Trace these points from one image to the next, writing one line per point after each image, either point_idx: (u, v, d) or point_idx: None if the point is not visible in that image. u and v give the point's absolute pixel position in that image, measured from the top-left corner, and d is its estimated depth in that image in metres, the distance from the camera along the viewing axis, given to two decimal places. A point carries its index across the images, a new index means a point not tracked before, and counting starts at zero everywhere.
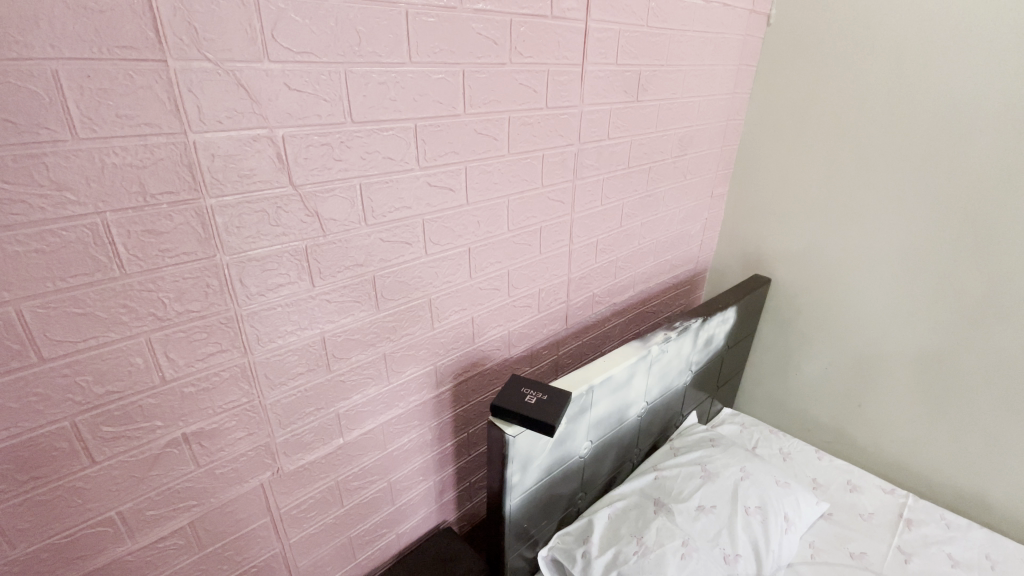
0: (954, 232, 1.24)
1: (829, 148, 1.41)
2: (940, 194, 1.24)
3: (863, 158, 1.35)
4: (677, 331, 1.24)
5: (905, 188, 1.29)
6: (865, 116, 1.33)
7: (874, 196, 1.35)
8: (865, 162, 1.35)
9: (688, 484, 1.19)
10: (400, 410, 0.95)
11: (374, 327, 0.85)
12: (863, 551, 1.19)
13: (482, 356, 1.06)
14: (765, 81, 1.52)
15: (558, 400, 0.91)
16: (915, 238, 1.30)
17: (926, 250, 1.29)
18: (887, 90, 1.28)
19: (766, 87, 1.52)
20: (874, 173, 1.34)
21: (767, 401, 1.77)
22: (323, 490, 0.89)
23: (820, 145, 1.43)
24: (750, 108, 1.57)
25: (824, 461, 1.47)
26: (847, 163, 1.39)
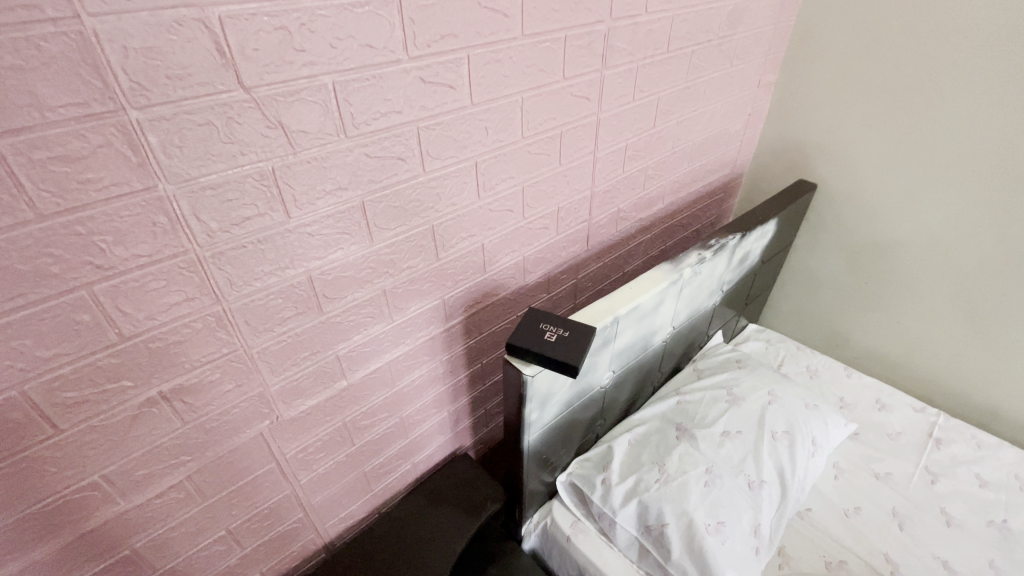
0: None
1: (908, 24, 1.14)
2: None
3: (945, 39, 1.09)
4: (713, 250, 1.10)
5: (998, 70, 1.04)
6: None
7: (954, 89, 1.11)
8: (949, 45, 1.09)
9: (712, 409, 1.15)
10: (407, 348, 0.86)
11: (369, 261, 0.73)
12: (889, 471, 1.16)
13: (494, 285, 0.95)
14: None
15: (583, 338, 0.80)
16: (996, 135, 1.08)
17: (1007, 149, 1.08)
18: None
19: None
20: (963, 53, 1.08)
21: (796, 315, 1.67)
22: (331, 431, 0.83)
23: (898, 14, 1.15)
24: None
25: (854, 379, 1.41)
26: (928, 45, 1.12)
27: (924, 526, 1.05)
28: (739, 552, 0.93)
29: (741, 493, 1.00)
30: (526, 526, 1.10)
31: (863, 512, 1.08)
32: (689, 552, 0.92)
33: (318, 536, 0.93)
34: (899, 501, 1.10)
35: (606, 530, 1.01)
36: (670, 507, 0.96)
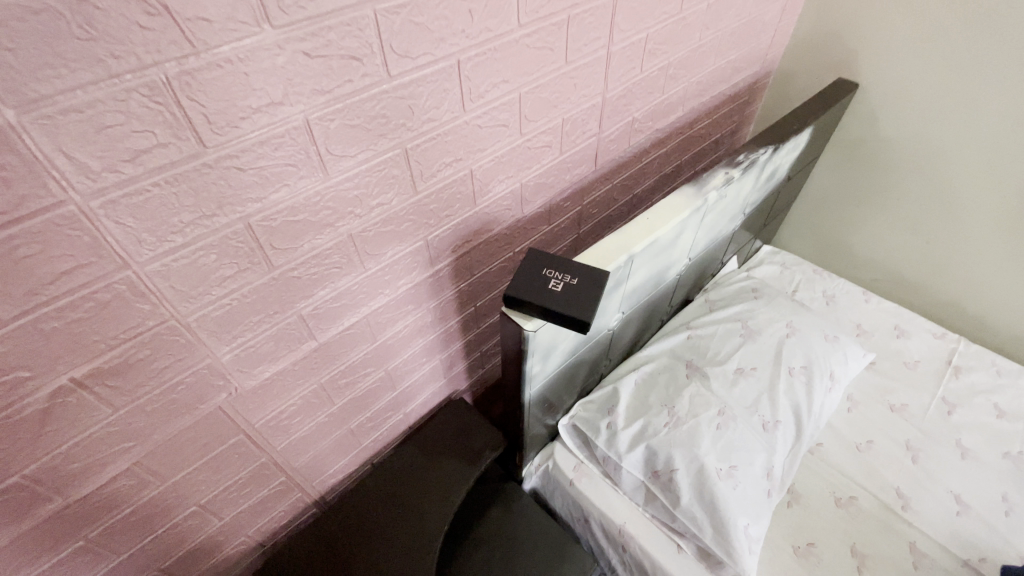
0: None
1: None
2: None
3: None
4: (741, 168, 0.94)
5: None
6: None
7: None
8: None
9: (725, 345, 1.06)
10: (386, 298, 0.73)
11: (328, 200, 0.58)
12: (904, 402, 1.11)
13: (487, 219, 0.80)
14: None
15: (596, 288, 0.67)
16: None
17: None
18: None
19: None
20: None
21: (816, 233, 1.54)
22: (306, 395, 0.73)
23: None
24: None
25: (872, 305, 1.32)
26: None
27: (937, 459, 1.02)
28: (751, 496, 0.88)
29: (755, 434, 0.94)
30: (526, 469, 1.06)
31: (875, 446, 1.04)
32: (699, 499, 0.87)
33: (307, 494, 0.87)
34: (913, 434, 1.06)
35: (611, 473, 0.96)
36: (679, 453, 0.90)
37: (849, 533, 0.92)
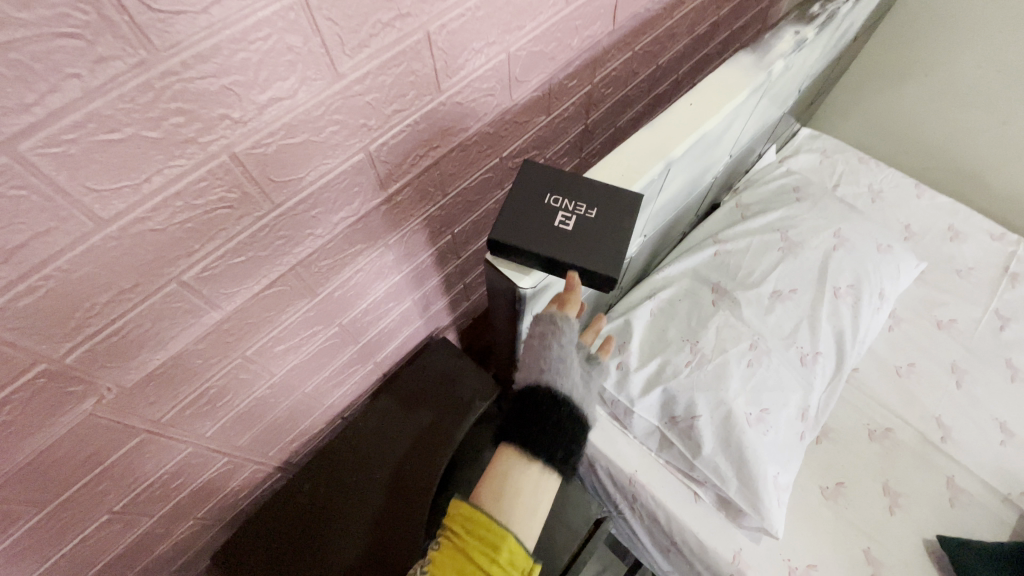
0: None
1: None
2: None
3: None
4: (817, 25, 0.67)
5: None
6: None
7: None
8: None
9: (760, 262, 0.87)
10: (321, 241, 0.51)
11: (177, 101, 0.34)
12: (953, 318, 0.97)
13: (459, 113, 0.55)
14: None
15: (617, 224, 0.52)
16: None
17: None
18: None
19: None
20: None
21: (871, 114, 1.27)
22: (229, 373, 0.54)
23: None
24: None
25: (924, 201, 1.11)
26: None
27: (984, 382, 0.91)
28: (782, 442, 0.76)
29: (791, 370, 0.80)
30: None
31: (917, 370, 0.92)
32: (723, 449, 0.75)
33: (265, 465, 0.73)
34: (959, 354, 0.94)
35: (621, 418, 0.83)
36: (703, 398, 0.76)
37: (881, 470, 0.83)
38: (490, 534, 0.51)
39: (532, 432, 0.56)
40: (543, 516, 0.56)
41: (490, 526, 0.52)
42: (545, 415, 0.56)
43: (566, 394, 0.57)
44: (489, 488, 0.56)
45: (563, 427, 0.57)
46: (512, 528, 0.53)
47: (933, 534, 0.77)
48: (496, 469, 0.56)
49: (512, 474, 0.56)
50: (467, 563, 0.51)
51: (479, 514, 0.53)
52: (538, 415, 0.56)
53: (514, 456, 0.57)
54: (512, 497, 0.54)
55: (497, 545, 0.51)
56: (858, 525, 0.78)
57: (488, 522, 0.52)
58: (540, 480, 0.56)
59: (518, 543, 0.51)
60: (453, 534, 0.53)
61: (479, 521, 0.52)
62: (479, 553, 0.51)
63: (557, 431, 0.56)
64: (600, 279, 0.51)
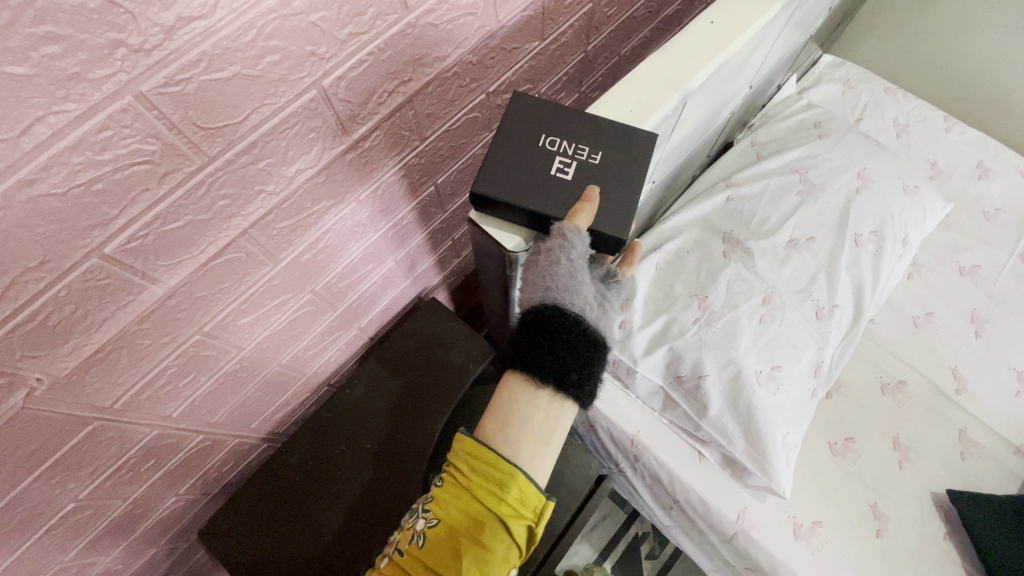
0: None
1: None
2: None
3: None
4: None
5: None
6: None
7: None
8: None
9: (776, 208, 0.80)
10: (277, 199, 0.44)
11: (44, 24, 0.25)
12: (976, 264, 0.91)
13: (434, 37, 0.46)
14: None
15: (624, 172, 0.45)
16: None
17: None
18: None
19: None
20: None
21: (902, 43, 1.15)
22: (189, 350, 0.48)
23: None
24: None
25: (954, 135, 1.02)
26: None
27: (1004, 332, 0.86)
28: (792, 400, 0.73)
29: (805, 325, 0.75)
30: None
31: (935, 320, 0.87)
32: (731, 408, 0.71)
33: (248, 438, 0.69)
34: (981, 302, 0.89)
35: (623, 378, 0.78)
36: (711, 357, 0.72)
37: (892, 424, 0.80)
38: (497, 472, 0.47)
39: (538, 353, 0.49)
40: (557, 447, 0.51)
41: (497, 465, 0.47)
42: (555, 334, 0.48)
43: (578, 312, 0.49)
44: (495, 419, 0.50)
45: (576, 346, 0.49)
46: (521, 465, 0.48)
47: (943, 488, 0.75)
48: (502, 398, 0.50)
49: (519, 405, 0.49)
50: (473, 502, 0.48)
51: (485, 451, 0.48)
52: (547, 335, 0.48)
53: (521, 384, 0.50)
54: (520, 429, 0.49)
55: (505, 485, 0.47)
56: (866, 481, 0.76)
57: (493, 459, 0.48)
58: (552, 409, 0.50)
59: (527, 481, 0.48)
60: (457, 471, 0.49)
61: (485, 461, 0.48)
62: (486, 493, 0.47)
63: (568, 351, 0.49)
64: (601, 232, 0.44)
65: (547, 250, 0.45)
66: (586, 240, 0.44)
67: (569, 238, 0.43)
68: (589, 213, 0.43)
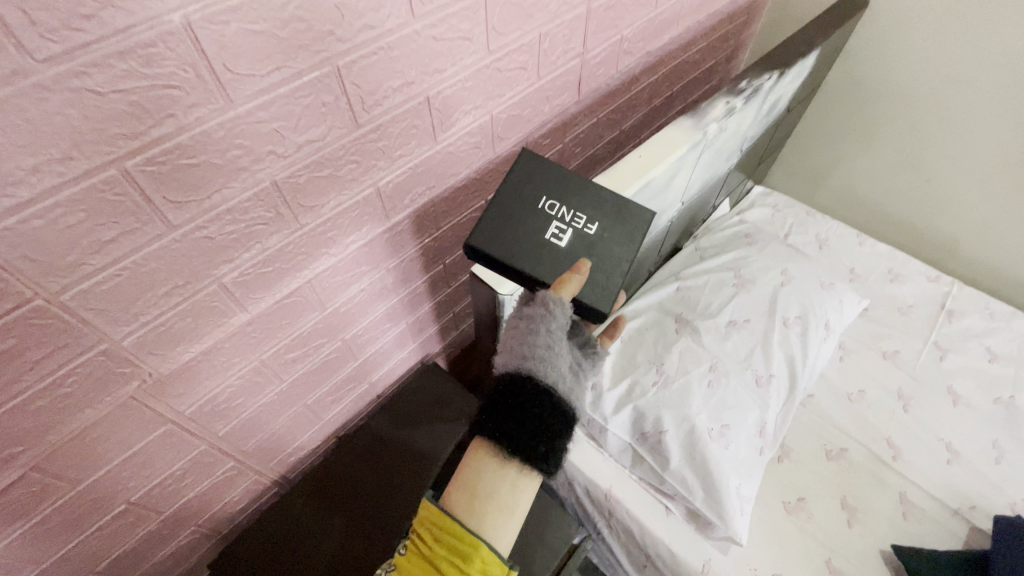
0: None
1: None
2: None
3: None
4: (744, 97, 0.82)
5: None
6: None
7: None
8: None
9: (717, 295, 0.98)
10: (334, 260, 0.62)
11: (235, 137, 0.45)
12: (897, 349, 1.07)
13: (452, 159, 0.68)
14: None
15: (586, 249, 0.63)
16: None
17: None
18: None
19: None
20: None
21: (818, 180, 1.45)
22: (246, 372, 0.63)
23: None
24: None
25: (866, 248, 1.24)
26: None
27: (928, 407, 1.00)
28: (742, 455, 0.84)
29: (748, 391, 0.89)
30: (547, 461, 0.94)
31: (867, 396, 1.01)
32: (690, 461, 0.82)
33: (265, 477, 0.79)
34: (905, 381, 1.03)
35: (597, 436, 0.90)
36: (669, 414, 0.84)
37: (839, 487, 0.89)
38: (462, 544, 0.55)
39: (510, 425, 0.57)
40: (519, 518, 0.59)
41: (462, 537, 0.56)
42: (527, 406, 0.58)
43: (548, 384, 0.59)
44: (464, 493, 0.59)
45: (543, 420, 0.58)
46: (485, 537, 0.56)
47: (889, 545, 0.83)
48: (470, 471, 0.59)
49: (485, 479, 0.59)
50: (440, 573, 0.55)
51: (448, 519, 0.57)
52: (519, 407, 0.58)
53: (487, 460, 0.59)
54: (486, 502, 0.58)
55: (470, 556, 0.55)
56: (819, 538, 0.83)
57: (459, 531, 0.56)
58: (516, 482, 0.59)
59: (490, 552, 0.55)
60: (428, 543, 0.57)
61: (452, 533, 0.56)
62: (451, 564, 0.55)
63: (535, 425, 0.58)
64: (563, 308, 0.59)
65: (530, 322, 0.60)
66: (565, 311, 0.59)
67: (551, 307, 0.57)
68: (575, 284, 0.59)
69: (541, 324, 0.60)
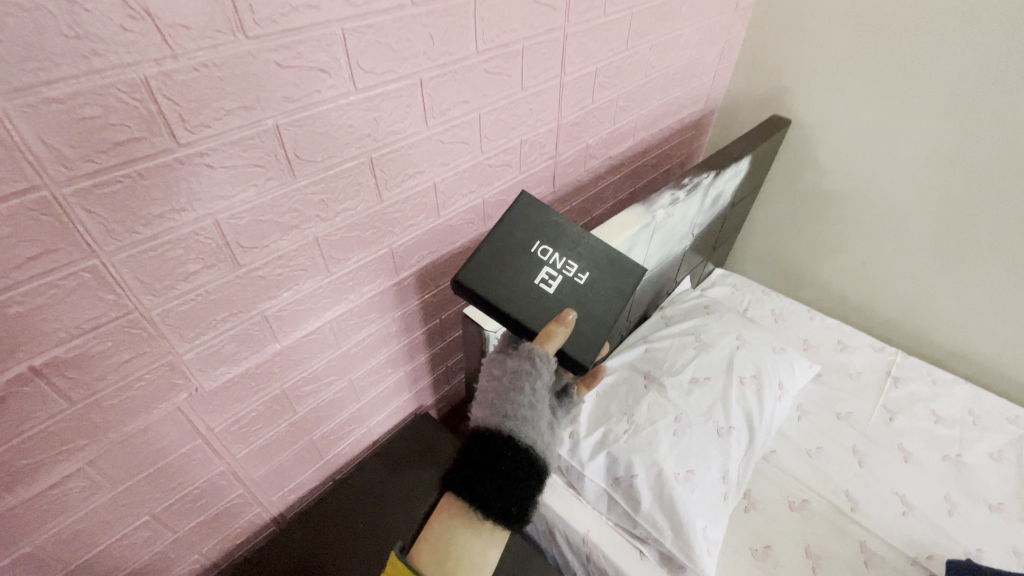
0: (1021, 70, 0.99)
1: None
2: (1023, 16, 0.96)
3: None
4: (686, 190, 1.02)
5: (984, 10, 1.00)
6: None
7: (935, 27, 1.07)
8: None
9: (680, 356, 1.11)
10: (351, 305, 0.76)
11: (292, 202, 0.61)
12: (849, 411, 1.18)
13: (450, 231, 0.85)
14: None
15: (573, 294, 0.76)
16: (969, 76, 1.06)
17: (982, 93, 1.06)
18: None
19: None
20: None
21: (771, 264, 1.65)
22: (267, 400, 0.74)
23: None
24: None
25: (817, 321, 1.40)
26: None
27: (882, 463, 1.08)
28: (707, 499, 0.91)
29: (710, 440, 0.98)
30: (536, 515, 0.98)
31: (825, 452, 1.10)
32: (659, 503, 0.90)
33: (265, 511, 0.85)
34: (858, 440, 1.12)
35: (575, 483, 0.97)
36: (639, 458, 0.93)
37: (804, 536, 0.95)
38: None
39: (490, 482, 0.63)
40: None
41: None
42: (507, 469, 0.64)
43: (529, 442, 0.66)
44: (437, 552, 0.65)
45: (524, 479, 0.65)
46: None
47: None
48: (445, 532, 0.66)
49: (459, 542, 0.65)
50: None
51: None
52: (501, 467, 0.64)
53: (460, 524, 0.66)
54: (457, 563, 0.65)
55: None
56: None
57: None
58: (487, 548, 0.67)
59: None
60: None
61: None
62: None
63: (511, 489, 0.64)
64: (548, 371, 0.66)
65: (515, 377, 0.66)
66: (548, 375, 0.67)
67: (540, 371, 0.65)
68: (561, 333, 0.67)
69: (525, 380, 0.66)
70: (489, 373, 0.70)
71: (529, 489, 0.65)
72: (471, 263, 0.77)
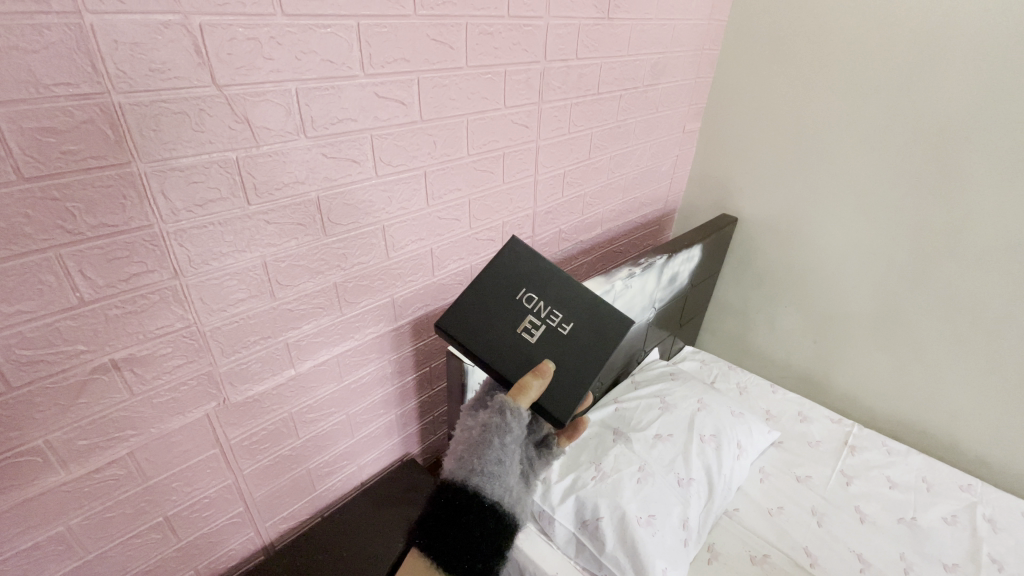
0: (908, 180, 1.27)
1: (794, 102, 1.42)
2: (900, 141, 1.26)
3: (866, 84, 1.28)
4: (641, 267, 1.23)
5: (871, 137, 1.30)
6: (838, 65, 1.32)
7: (838, 149, 1.37)
8: (871, 92, 1.28)
9: (646, 415, 1.22)
10: (355, 344, 0.92)
11: (320, 253, 0.80)
12: (808, 474, 1.26)
13: (442, 289, 1.04)
14: (736, 30, 1.49)
15: (553, 341, 0.86)
16: (871, 184, 1.33)
17: (882, 196, 1.32)
18: (867, 45, 1.26)
19: (735, 34, 1.49)
20: (840, 125, 1.35)
21: (736, 345, 1.81)
22: (278, 421, 0.87)
23: (789, 91, 1.43)
24: (722, 54, 1.54)
25: (778, 394, 1.52)
26: (813, 117, 1.39)
27: (839, 523, 1.14)
28: (667, 543, 0.98)
29: (672, 490, 1.06)
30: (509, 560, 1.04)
31: (785, 511, 1.17)
32: (622, 544, 0.97)
33: (257, 534, 0.94)
34: (816, 501, 1.19)
35: (546, 529, 1.05)
36: (604, 501, 1.01)
37: None
38: None
39: (455, 536, 0.69)
40: None
41: None
42: (473, 523, 0.69)
43: (495, 497, 0.71)
44: None
45: (488, 536, 0.70)
46: None
47: None
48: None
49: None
50: None
51: None
52: (467, 522, 0.69)
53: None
54: None
55: None
56: None
57: None
58: None
59: None
60: None
61: None
62: None
63: (475, 544, 0.69)
64: (518, 425, 0.71)
65: (486, 431, 0.71)
66: (518, 429, 0.72)
67: (509, 426, 0.71)
68: (536, 386, 0.73)
69: (495, 434, 0.71)
70: (465, 425, 0.75)
71: (492, 544, 0.70)
72: (465, 307, 0.90)
